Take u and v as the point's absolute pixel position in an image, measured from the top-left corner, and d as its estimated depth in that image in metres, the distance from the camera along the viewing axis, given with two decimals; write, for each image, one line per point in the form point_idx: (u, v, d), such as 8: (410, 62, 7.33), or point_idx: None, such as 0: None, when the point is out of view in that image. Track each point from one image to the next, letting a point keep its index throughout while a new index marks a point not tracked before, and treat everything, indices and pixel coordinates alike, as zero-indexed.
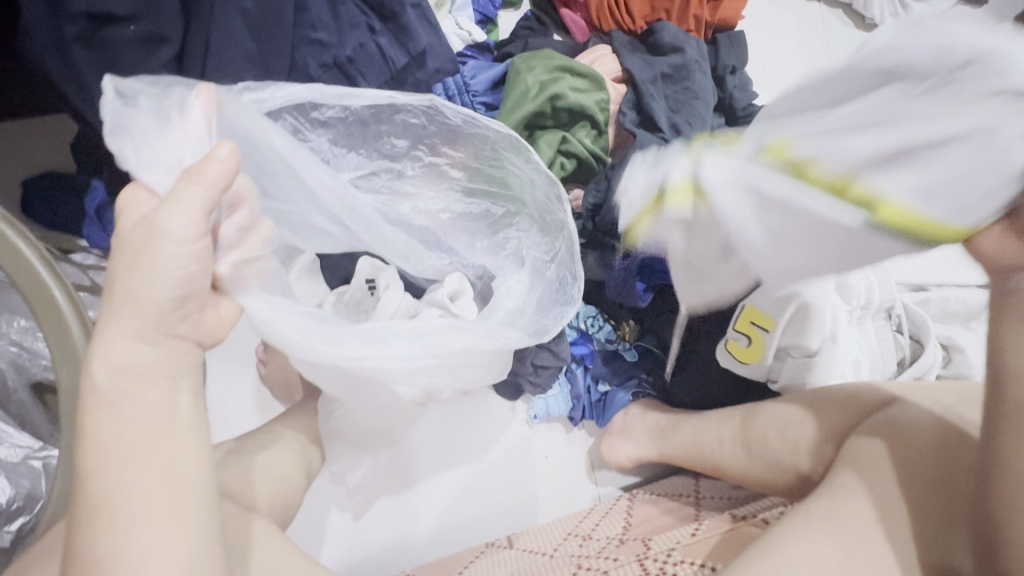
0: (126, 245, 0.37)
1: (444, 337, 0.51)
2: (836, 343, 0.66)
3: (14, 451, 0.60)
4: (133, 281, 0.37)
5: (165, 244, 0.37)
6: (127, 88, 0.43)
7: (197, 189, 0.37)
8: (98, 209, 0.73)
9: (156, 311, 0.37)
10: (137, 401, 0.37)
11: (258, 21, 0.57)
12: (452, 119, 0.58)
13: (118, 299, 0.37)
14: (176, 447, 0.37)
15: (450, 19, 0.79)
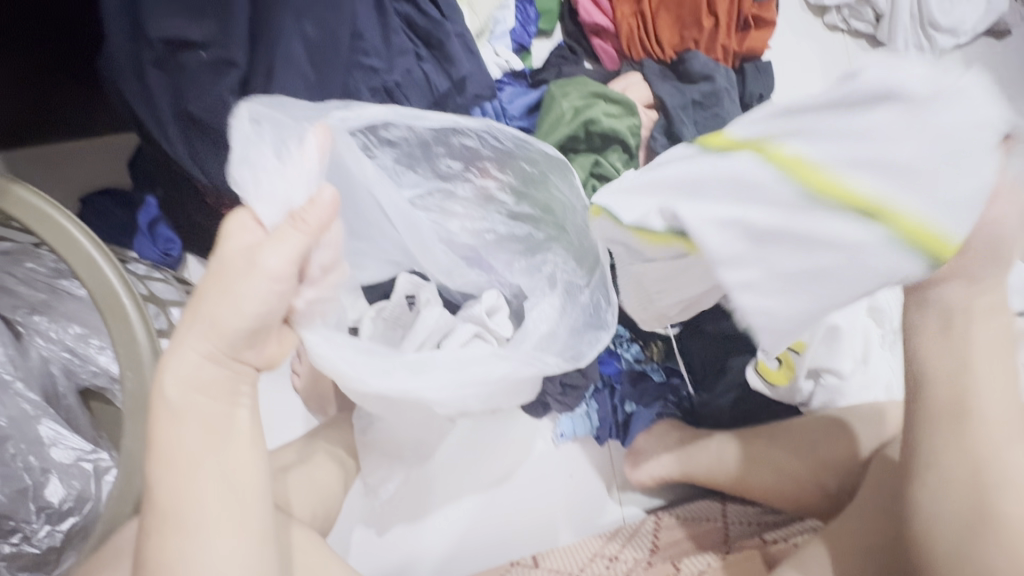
0: (220, 275, 0.42)
1: (485, 366, 0.54)
2: (868, 364, 0.70)
3: (68, 452, 0.63)
4: (223, 307, 0.41)
5: (258, 279, 0.41)
6: (259, 113, 0.47)
7: (299, 235, 0.42)
8: (151, 224, 0.79)
9: (236, 337, 0.42)
10: (201, 418, 0.42)
11: (318, 48, 0.60)
12: (506, 142, 0.61)
13: (200, 326, 0.41)
14: (239, 457, 0.43)
15: (488, 47, 0.82)
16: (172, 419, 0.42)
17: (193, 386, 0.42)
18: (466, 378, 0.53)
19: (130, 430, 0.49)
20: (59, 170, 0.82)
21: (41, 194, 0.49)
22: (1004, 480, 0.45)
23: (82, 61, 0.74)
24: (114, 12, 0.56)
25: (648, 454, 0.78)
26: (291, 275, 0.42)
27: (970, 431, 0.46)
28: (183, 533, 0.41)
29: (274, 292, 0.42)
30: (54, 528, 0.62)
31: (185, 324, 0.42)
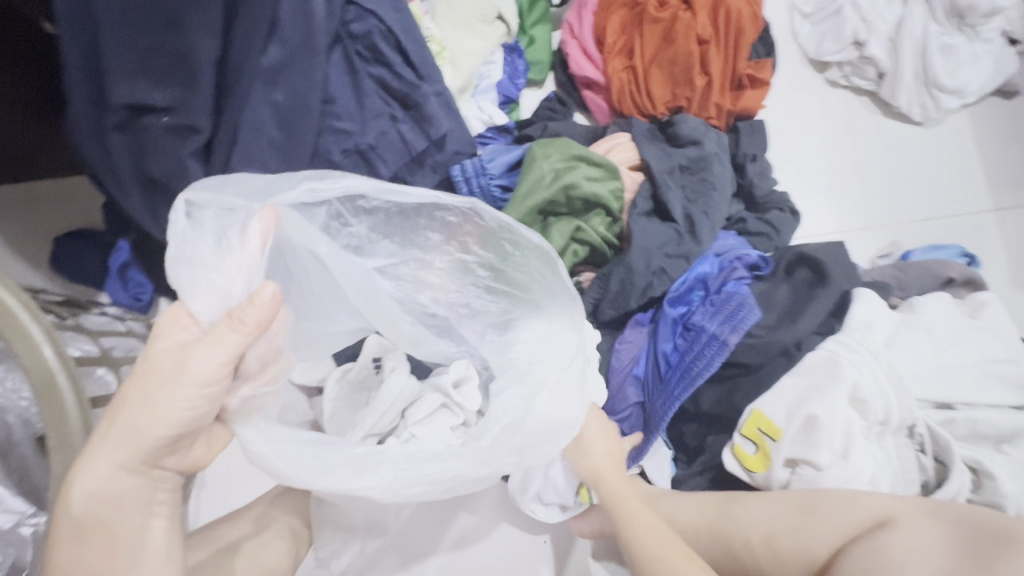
0: (148, 378, 0.43)
1: (437, 465, 0.50)
2: (847, 461, 0.61)
3: (4, 517, 0.60)
4: (146, 413, 0.43)
5: (188, 385, 0.42)
6: (196, 202, 0.47)
7: (234, 336, 0.42)
8: (122, 270, 0.78)
9: (159, 442, 0.43)
10: (112, 529, 0.44)
11: (286, 112, 0.59)
12: (487, 222, 0.58)
13: (119, 433, 0.43)
14: (153, 564, 0.45)
15: (472, 102, 0.80)
16: (75, 536, 0.43)
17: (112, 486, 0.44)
18: (415, 479, 0.49)
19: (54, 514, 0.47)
20: (29, 213, 0.80)
21: None
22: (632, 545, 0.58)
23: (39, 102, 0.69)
24: (76, 76, 0.54)
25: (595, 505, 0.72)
26: (222, 378, 0.43)
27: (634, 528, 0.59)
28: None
29: (203, 396, 0.43)
30: None
31: (102, 428, 0.43)
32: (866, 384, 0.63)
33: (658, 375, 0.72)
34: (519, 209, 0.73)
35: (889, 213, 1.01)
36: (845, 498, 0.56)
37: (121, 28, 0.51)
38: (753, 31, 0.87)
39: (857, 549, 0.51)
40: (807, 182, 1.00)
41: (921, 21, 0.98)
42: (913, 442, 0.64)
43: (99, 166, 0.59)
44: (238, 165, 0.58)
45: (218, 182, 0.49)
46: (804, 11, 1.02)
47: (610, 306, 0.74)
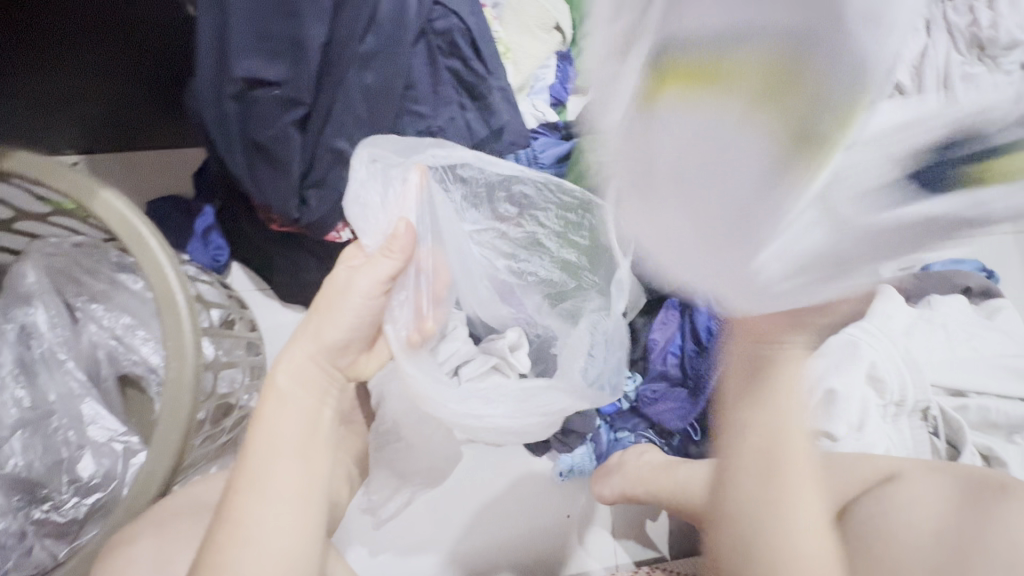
0: (328, 293, 0.55)
1: (543, 399, 0.58)
2: (862, 432, 0.67)
3: (102, 431, 0.69)
4: (329, 321, 0.54)
5: (355, 298, 0.54)
6: (375, 154, 0.58)
7: (387, 259, 0.53)
8: (207, 231, 0.88)
9: (336, 343, 0.54)
10: (296, 402, 0.52)
11: (373, 93, 0.67)
12: (564, 195, 0.69)
13: (308, 332, 0.54)
14: (320, 439, 0.52)
15: (527, 100, 0.89)
16: (275, 399, 0.52)
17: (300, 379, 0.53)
18: (532, 409, 0.58)
19: (165, 416, 0.54)
20: (137, 175, 0.92)
21: (122, 197, 0.56)
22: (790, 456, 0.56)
23: (163, 74, 0.79)
24: (206, 46, 0.63)
25: (616, 471, 0.80)
26: (377, 294, 0.54)
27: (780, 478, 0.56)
28: (253, 489, 0.46)
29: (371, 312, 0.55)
30: (80, 501, 0.66)
31: (299, 330, 0.55)
32: (882, 364, 0.68)
33: (699, 347, 0.81)
34: None
35: None
36: (857, 464, 0.64)
37: (252, 9, 0.60)
38: None
39: (869, 498, 0.59)
40: None
41: None
42: (926, 425, 0.69)
43: (212, 129, 0.66)
44: (331, 135, 0.67)
45: (384, 140, 0.60)
46: None
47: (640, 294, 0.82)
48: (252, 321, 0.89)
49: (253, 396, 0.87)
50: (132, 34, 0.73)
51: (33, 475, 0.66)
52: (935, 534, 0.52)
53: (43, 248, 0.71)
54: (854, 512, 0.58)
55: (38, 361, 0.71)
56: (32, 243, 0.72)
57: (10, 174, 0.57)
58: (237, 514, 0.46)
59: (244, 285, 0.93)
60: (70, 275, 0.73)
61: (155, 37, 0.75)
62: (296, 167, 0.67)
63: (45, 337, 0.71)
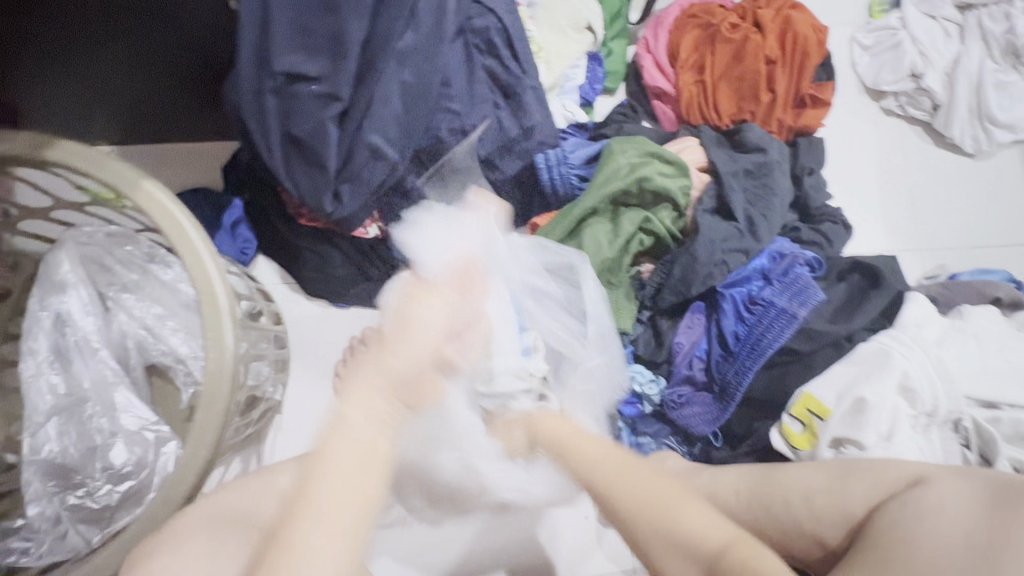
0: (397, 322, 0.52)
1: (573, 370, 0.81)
2: (891, 441, 0.66)
3: (134, 420, 0.69)
4: (397, 349, 0.49)
5: (422, 326, 0.51)
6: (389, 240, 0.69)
7: (449, 291, 0.55)
8: (235, 224, 0.89)
9: (402, 373, 0.48)
10: (357, 433, 0.45)
11: (410, 90, 0.68)
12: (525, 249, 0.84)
13: (375, 364, 0.48)
14: (379, 477, 0.44)
15: (557, 100, 0.90)
16: (337, 427, 0.45)
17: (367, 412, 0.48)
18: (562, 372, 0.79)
19: (203, 406, 0.55)
20: (167, 168, 0.93)
21: (164, 187, 0.57)
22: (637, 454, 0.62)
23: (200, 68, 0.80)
24: (248, 40, 0.64)
25: None
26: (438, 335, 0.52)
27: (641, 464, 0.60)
28: (310, 520, 0.41)
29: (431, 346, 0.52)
30: (113, 488, 0.67)
31: (366, 359, 0.50)
32: (915, 374, 0.68)
33: (727, 351, 0.81)
34: (594, 196, 0.82)
35: (936, 237, 1.06)
36: (883, 467, 0.61)
37: None
38: (817, 56, 0.94)
39: (894, 502, 0.55)
40: (856, 203, 1.06)
41: (979, 57, 1.02)
42: (958, 437, 0.68)
43: (249, 120, 0.67)
44: (367, 130, 0.67)
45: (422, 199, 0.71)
46: (863, 44, 1.09)
47: (670, 293, 0.83)
48: (278, 314, 0.89)
49: (277, 389, 0.88)
50: (172, 30, 0.73)
51: (69, 461, 0.67)
52: (961, 537, 0.48)
53: (77, 237, 0.72)
54: (881, 518, 0.55)
55: (72, 348, 0.72)
56: (68, 232, 0.73)
57: (52, 163, 0.57)
58: (293, 543, 0.40)
59: (271, 278, 0.94)
60: (101, 263, 0.74)
61: (194, 33, 0.75)
62: (333, 162, 0.67)
63: (79, 325, 0.72)
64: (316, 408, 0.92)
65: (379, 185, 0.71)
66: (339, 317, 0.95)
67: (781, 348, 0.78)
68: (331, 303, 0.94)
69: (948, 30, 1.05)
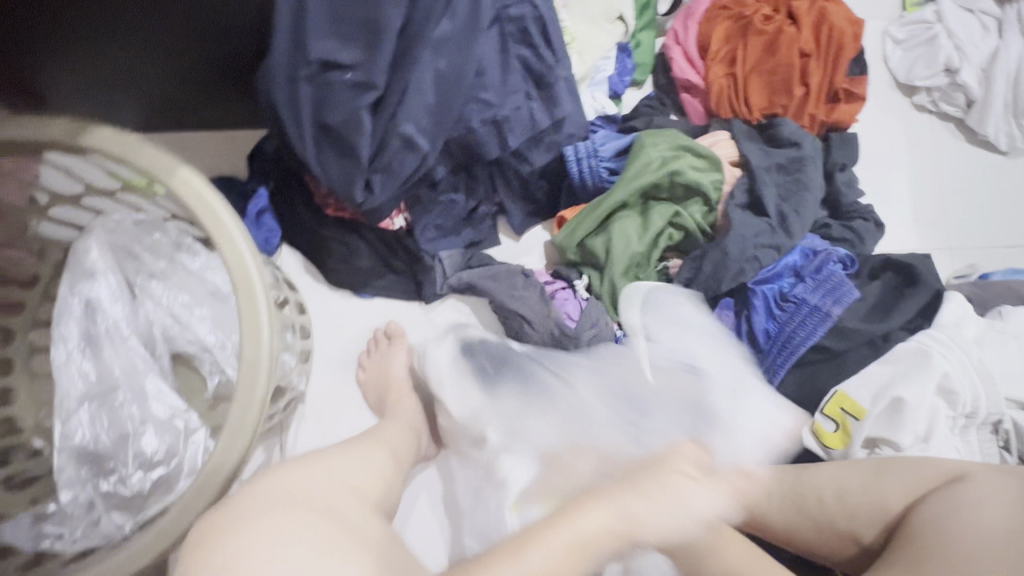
0: (655, 471, 0.54)
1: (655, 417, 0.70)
2: (928, 444, 0.66)
3: (165, 408, 0.69)
4: (656, 501, 0.50)
5: (687, 497, 0.54)
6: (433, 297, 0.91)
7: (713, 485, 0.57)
8: (260, 214, 0.88)
9: (656, 527, 0.50)
10: (600, 534, 0.46)
11: (444, 79, 0.67)
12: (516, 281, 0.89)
13: (631, 497, 0.49)
14: None
15: (587, 92, 0.89)
16: (567, 517, 0.46)
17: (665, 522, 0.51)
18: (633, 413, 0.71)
19: (241, 394, 0.55)
20: (192, 156, 0.92)
21: (200, 175, 0.56)
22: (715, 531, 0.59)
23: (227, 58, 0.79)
24: (282, 26, 0.63)
25: None
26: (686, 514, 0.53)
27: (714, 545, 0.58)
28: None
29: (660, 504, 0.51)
30: (144, 476, 0.67)
31: (626, 486, 0.50)
32: (955, 375, 0.66)
33: (757, 349, 0.79)
34: (624, 190, 0.81)
35: (967, 236, 1.04)
36: (920, 463, 0.60)
37: None
38: (852, 50, 0.92)
39: (932, 498, 0.55)
40: (886, 200, 1.04)
41: (1018, 53, 1.00)
42: (997, 440, 0.67)
43: (281, 107, 0.66)
44: (400, 119, 0.66)
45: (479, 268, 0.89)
46: (896, 38, 1.07)
47: (700, 288, 0.82)
48: (302, 304, 0.88)
49: (301, 380, 0.88)
50: (202, 16, 0.72)
51: (100, 448, 0.67)
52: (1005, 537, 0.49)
53: (106, 224, 0.72)
54: (920, 514, 0.55)
55: (102, 335, 0.72)
56: (97, 219, 0.73)
57: (87, 148, 0.56)
58: None
59: (294, 268, 0.93)
60: (130, 251, 0.74)
61: (221, 21, 0.74)
62: (366, 152, 0.67)
63: (108, 313, 0.72)
64: (338, 400, 0.92)
65: (409, 175, 0.70)
66: (362, 309, 0.94)
67: (814, 346, 0.76)
68: (354, 293, 0.93)
69: (986, 24, 1.03)
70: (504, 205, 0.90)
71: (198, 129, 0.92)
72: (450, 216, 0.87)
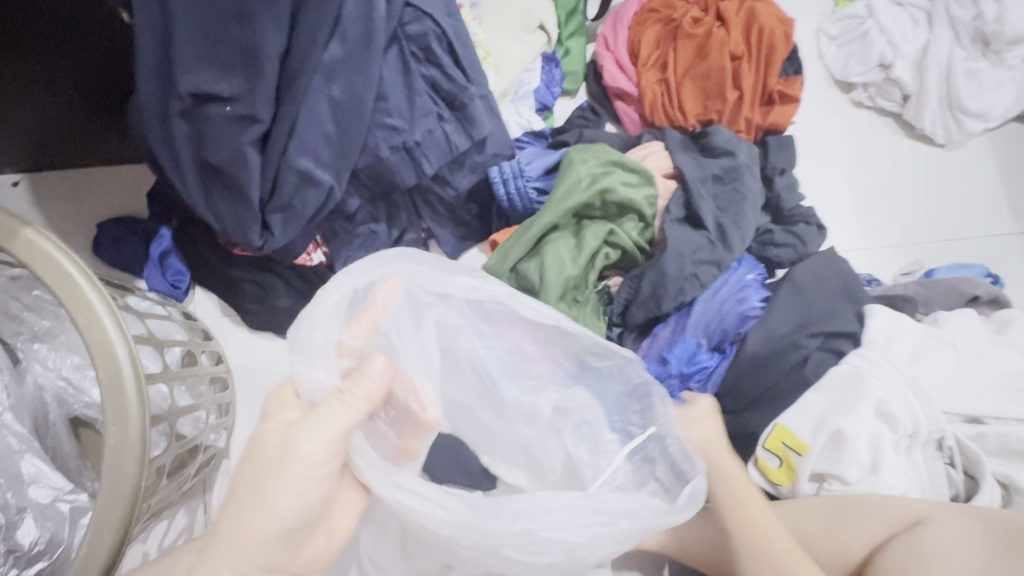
0: (267, 460, 0.45)
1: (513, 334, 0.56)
2: (876, 475, 0.63)
3: (46, 491, 0.63)
4: (260, 504, 0.44)
5: (298, 465, 0.44)
6: None
7: (313, 470, 0.45)
8: (162, 256, 0.80)
9: (271, 527, 0.44)
10: (282, 465, 0.45)
11: (342, 107, 0.61)
12: None
13: (257, 496, 0.44)
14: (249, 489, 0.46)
15: (511, 108, 0.85)
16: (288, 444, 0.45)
17: (305, 478, 0.45)
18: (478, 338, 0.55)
19: (108, 482, 0.48)
20: (85, 194, 0.85)
21: (49, 237, 0.49)
22: (275, 484, 0.44)
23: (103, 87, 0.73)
24: (147, 59, 0.57)
25: None
26: (331, 458, 0.45)
27: (269, 493, 0.44)
28: None
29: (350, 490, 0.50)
30: (21, 573, 0.62)
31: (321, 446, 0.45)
32: (892, 399, 0.64)
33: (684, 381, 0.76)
34: (553, 212, 0.76)
35: (912, 231, 1.02)
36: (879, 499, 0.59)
37: (195, 20, 0.56)
38: (784, 50, 0.89)
39: (894, 547, 0.55)
40: (829, 201, 1.02)
41: (948, 46, 0.99)
42: (942, 457, 0.64)
43: (158, 149, 0.61)
44: (294, 156, 0.61)
45: None
46: (830, 34, 1.05)
47: (641, 308, 0.77)
48: (219, 354, 0.80)
49: (221, 434, 0.79)
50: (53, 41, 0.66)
51: None
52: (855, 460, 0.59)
53: None
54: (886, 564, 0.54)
55: None
56: None
57: None
58: None
59: (208, 311, 0.85)
60: (6, 310, 0.65)
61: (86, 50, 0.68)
62: (256, 193, 0.61)
63: None
64: None
65: (315, 213, 0.64)
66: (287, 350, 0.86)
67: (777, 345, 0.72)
68: (276, 334, 0.85)
69: (915, 17, 1.02)
70: (432, 231, 0.83)
71: (96, 165, 0.85)
72: (373, 248, 0.80)
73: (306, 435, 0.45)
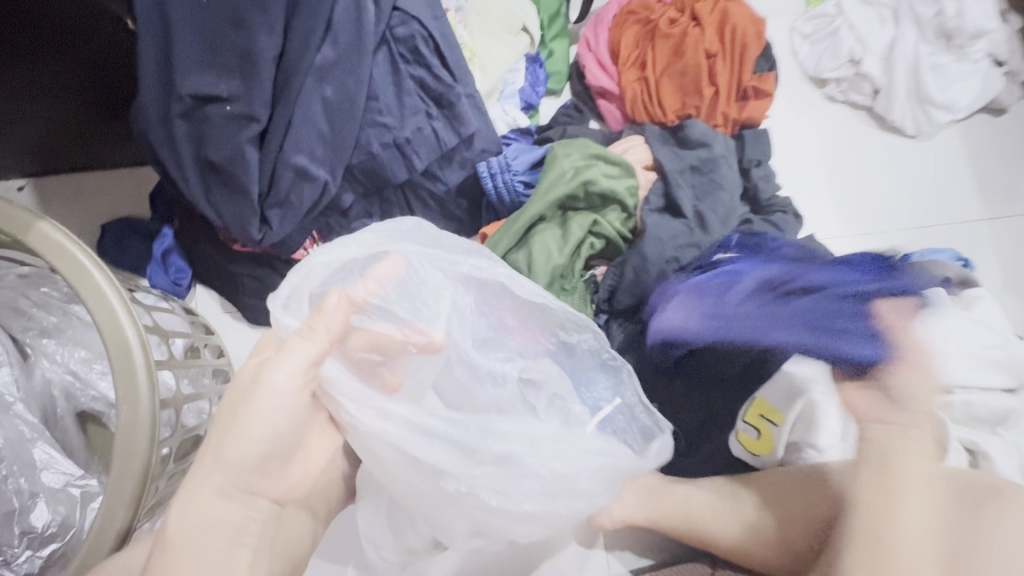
0: (240, 396, 0.46)
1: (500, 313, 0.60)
2: (846, 441, 0.68)
3: (57, 476, 0.66)
4: (231, 435, 0.44)
5: (271, 396, 0.45)
6: None
7: (288, 399, 0.45)
8: (165, 254, 0.83)
9: (241, 459, 0.45)
10: (255, 398, 0.45)
11: (334, 106, 0.65)
12: None
13: (227, 429, 0.45)
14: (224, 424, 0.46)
15: (498, 106, 0.89)
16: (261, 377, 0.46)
17: (278, 406, 0.45)
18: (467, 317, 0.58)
19: (120, 458, 0.51)
20: (90, 197, 0.88)
21: (63, 230, 0.52)
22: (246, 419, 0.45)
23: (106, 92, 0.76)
24: (149, 63, 0.61)
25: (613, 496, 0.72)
26: (300, 388, 0.46)
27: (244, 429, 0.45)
28: None
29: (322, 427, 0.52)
30: (33, 555, 0.64)
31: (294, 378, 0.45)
32: None
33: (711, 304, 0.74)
34: (539, 204, 0.80)
35: (886, 219, 1.07)
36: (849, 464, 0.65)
37: (194, 27, 0.60)
38: (756, 48, 0.93)
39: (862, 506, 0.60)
40: (806, 191, 1.07)
41: (913, 41, 1.04)
42: None
43: (159, 148, 0.64)
44: (290, 153, 0.64)
45: None
46: (803, 33, 1.10)
47: (626, 294, 0.80)
48: (220, 347, 0.83)
49: None
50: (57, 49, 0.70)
51: None
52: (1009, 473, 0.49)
53: None
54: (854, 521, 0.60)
55: None
56: None
57: None
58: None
59: (209, 307, 0.88)
60: (15, 307, 0.68)
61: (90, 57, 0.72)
62: (255, 189, 0.64)
63: None
64: None
65: (311, 207, 0.68)
66: None
67: None
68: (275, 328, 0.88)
69: (882, 15, 1.06)
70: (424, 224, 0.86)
71: (99, 168, 0.88)
72: None
73: (277, 368, 0.45)
